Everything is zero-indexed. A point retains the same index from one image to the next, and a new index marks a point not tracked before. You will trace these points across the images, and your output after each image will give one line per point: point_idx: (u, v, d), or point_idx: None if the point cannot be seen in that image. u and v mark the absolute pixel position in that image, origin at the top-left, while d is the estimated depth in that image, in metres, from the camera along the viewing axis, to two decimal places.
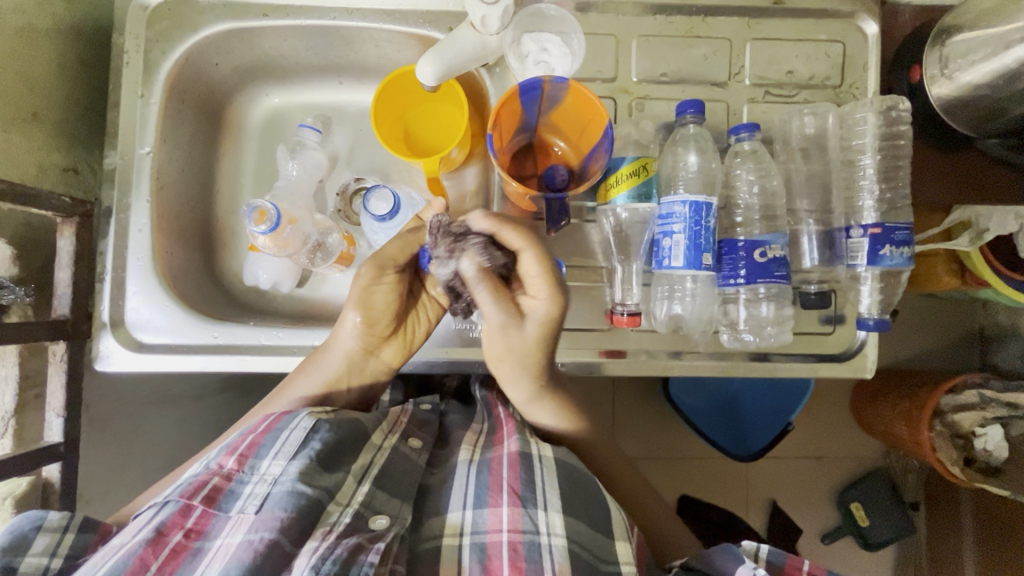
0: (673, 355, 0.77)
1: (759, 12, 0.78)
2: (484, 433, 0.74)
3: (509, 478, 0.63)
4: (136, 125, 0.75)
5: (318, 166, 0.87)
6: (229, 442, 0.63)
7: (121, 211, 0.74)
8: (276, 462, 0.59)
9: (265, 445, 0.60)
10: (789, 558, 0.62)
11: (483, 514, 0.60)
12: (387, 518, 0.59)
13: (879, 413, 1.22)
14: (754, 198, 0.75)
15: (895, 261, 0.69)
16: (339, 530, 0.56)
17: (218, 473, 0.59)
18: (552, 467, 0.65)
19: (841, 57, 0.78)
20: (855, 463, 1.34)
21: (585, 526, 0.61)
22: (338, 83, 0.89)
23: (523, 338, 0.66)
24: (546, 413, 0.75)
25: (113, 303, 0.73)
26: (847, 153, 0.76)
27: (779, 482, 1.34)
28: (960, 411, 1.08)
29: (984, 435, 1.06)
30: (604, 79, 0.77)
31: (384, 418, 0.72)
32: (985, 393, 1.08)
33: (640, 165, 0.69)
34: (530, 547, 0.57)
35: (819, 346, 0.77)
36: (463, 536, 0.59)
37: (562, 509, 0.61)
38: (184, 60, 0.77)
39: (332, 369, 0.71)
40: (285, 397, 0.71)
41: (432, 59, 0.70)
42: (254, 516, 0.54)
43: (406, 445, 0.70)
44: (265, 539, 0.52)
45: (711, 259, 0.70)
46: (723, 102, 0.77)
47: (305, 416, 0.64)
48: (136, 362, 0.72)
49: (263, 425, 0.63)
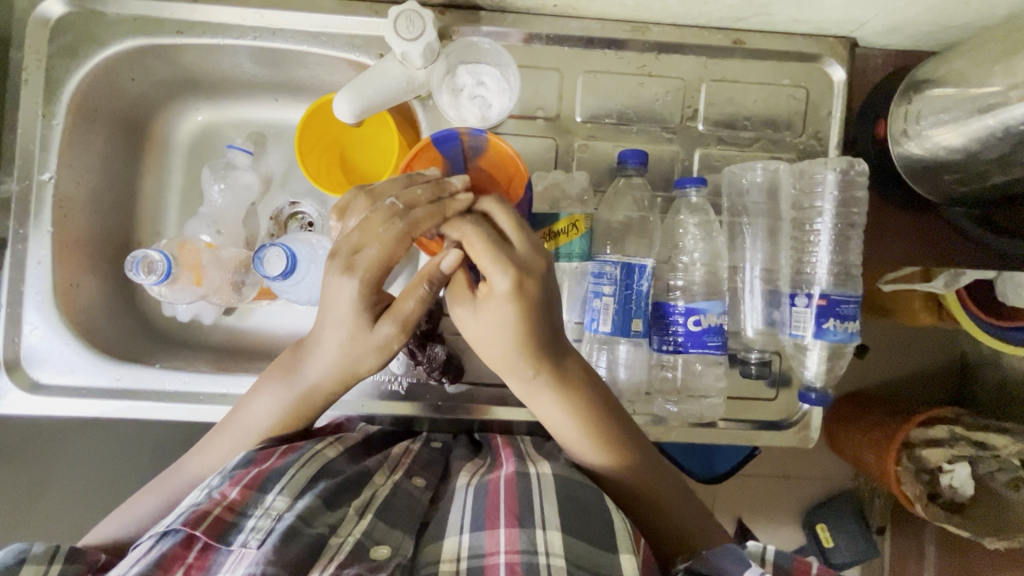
0: None
1: (718, 51, 0.71)
2: (485, 462, 0.68)
3: (507, 500, 0.57)
4: (36, 149, 0.70)
5: (248, 188, 0.83)
6: (231, 470, 0.58)
7: (19, 242, 0.69)
8: (281, 499, 0.54)
9: (271, 478, 0.56)
10: (797, 560, 0.57)
11: (480, 535, 0.54)
12: (388, 549, 0.53)
13: (850, 437, 1.13)
14: (698, 255, 0.69)
15: (839, 335, 0.65)
16: (339, 561, 0.51)
17: (219, 504, 0.53)
18: (552, 486, 0.58)
19: (802, 105, 0.72)
20: (822, 483, 1.29)
21: (585, 546, 0.53)
22: (273, 101, 0.84)
23: (506, 326, 0.56)
24: (546, 409, 0.61)
25: (9, 342, 0.68)
26: (804, 210, 0.70)
27: (742, 500, 1.29)
28: (929, 446, 1.02)
29: (950, 471, 1.00)
30: (545, 117, 0.72)
31: (384, 462, 0.65)
32: (956, 431, 1.02)
33: (568, 223, 0.64)
34: (528, 569, 0.50)
35: (762, 412, 0.73)
36: (460, 561, 0.53)
37: (561, 527, 0.53)
38: (93, 77, 0.72)
39: (293, 398, 0.62)
40: (249, 413, 0.63)
41: (350, 95, 0.64)
42: (256, 550, 0.50)
43: (408, 483, 0.62)
44: (267, 572, 0.47)
45: (641, 325, 0.65)
46: (673, 147, 0.72)
47: (309, 453, 0.60)
48: (31, 404, 0.68)
49: (268, 458, 0.59)
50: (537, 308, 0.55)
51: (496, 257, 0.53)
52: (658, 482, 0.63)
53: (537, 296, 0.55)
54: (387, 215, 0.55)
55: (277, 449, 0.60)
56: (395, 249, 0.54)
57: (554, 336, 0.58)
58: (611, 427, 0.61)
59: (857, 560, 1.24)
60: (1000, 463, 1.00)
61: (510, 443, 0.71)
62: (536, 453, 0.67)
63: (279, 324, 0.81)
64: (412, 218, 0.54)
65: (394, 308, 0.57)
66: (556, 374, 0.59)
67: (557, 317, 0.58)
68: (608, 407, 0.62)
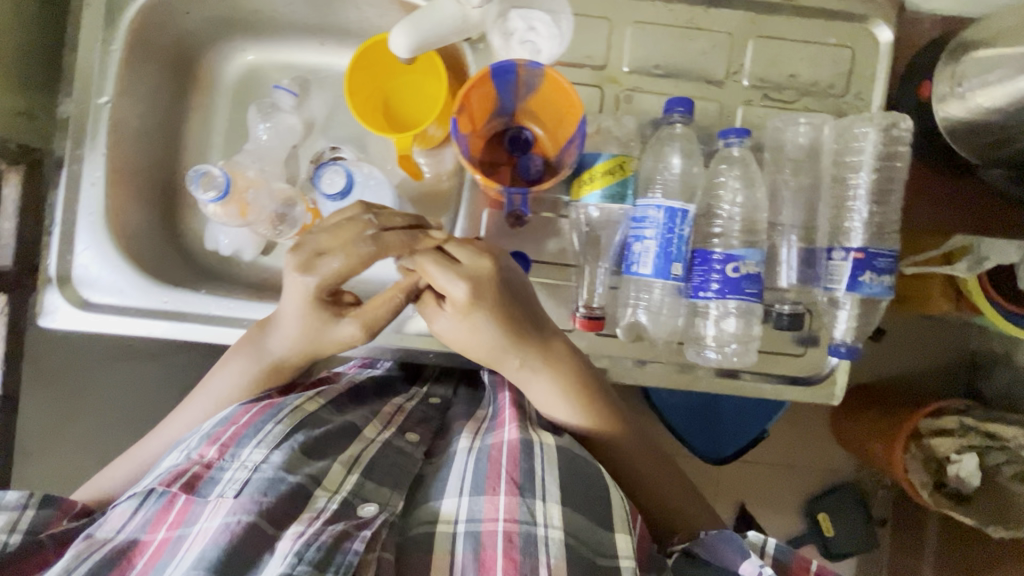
0: (635, 363, 0.73)
1: (766, 8, 0.72)
2: (488, 416, 0.68)
3: (508, 467, 0.58)
4: (94, 72, 0.71)
5: (291, 131, 0.84)
6: (209, 431, 0.62)
7: (74, 162, 0.71)
8: (257, 451, 0.58)
9: (247, 434, 0.60)
10: (797, 557, 0.61)
11: (479, 501, 0.57)
12: (376, 505, 0.57)
13: (857, 429, 1.17)
14: (737, 208, 0.70)
15: (874, 289, 0.66)
16: (325, 517, 0.55)
17: (197, 462, 0.59)
18: (552, 457, 0.60)
19: (848, 65, 0.73)
20: (824, 474, 1.29)
21: (584, 520, 0.57)
22: (319, 45, 0.85)
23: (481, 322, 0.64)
24: (536, 385, 0.67)
25: (61, 259, 0.70)
26: (843, 168, 0.71)
27: (749, 485, 1.30)
28: (937, 436, 1.02)
29: (958, 463, 1.00)
30: (593, 65, 0.73)
31: (375, 416, 0.69)
32: (965, 421, 1.02)
33: (616, 164, 0.65)
34: (526, 538, 0.54)
35: (790, 367, 0.75)
36: (456, 523, 0.56)
37: (560, 500, 0.56)
38: (151, 7, 0.73)
39: (253, 369, 0.68)
40: (212, 382, 0.70)
41: (407, 29, 0.65)
42: (232, 501, 0.55)
43: (400, 439, 0.66)
44: (244, 522, 0.52)
45: (681, 269, 0.66)
46: (716, 102, 0.73)
47: (289, 412, 0.63)
48: (81, 321, 0.70)
49: (245, 418, 0.63)
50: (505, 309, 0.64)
51: (450, 271, 0.62)
52: (641, 442, 0.70)
53: (493, 295, 0.63)
54: (361, 225, 0.62)
55: (256, 406, 0.64)
56: (358, 264, 0.61)
57: (527, 328, 0.66)
58: (596, 397, 0.68)
59: (855, 550, 1.26)
60: (1009, 455, 0.99)
61: (518, 402, 0.67)
62: (536, 421, 0.66)
63: None
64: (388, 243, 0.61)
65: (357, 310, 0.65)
66: (542, 352, 0.66)
67: (526, 311, 0.65)
68: (591, 380, 0.68)
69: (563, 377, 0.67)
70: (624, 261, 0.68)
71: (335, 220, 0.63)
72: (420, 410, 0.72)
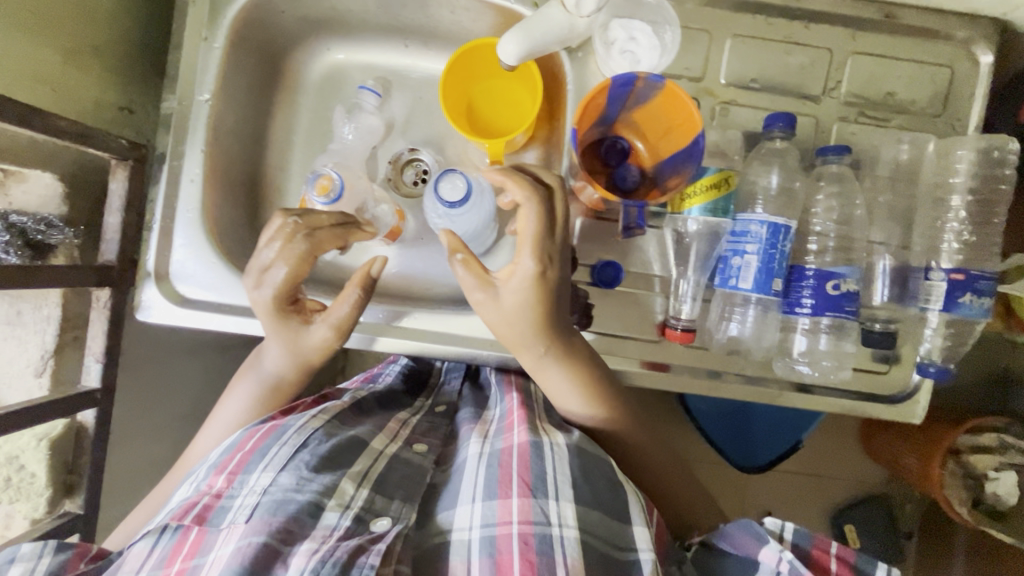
0: (712, 374, 0.72)
1: (866, 24, 0.72)
2: (495, 420, 0.66)
3: (519, 469, 0.56)
4: (196, 69, 0.72)
5: (372, 131, 0.84)
6: (218, 457, 0.60)
7: (174, 158, 0.71)
8: (265, 474, 0.56)
9: (254, 459, 0.58)
10: (817, 540, 0.56)
11: (493, 505, 0.55)
12: (389, 518, 0.55)
13: (887, 441, 1.11)
14: (832, 224, 0.70)
15: (974, 310, 0.66)
16: (339, 534, 0.52)
17: (207, 493, 0.56)
18: (563, 455, 0.58)
19: (946, 84, 0.72)
20: (853, 487, 1.24)
21: (599, 514, 0.55)
22: (403, 47, 0.85)
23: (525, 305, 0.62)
24: (557, 379, 0.66)
25: (159, 255, 0.70)
26: (939, 188, 0.71)
27: (780, 495, 1.24)
28: (976, 452, 0.98)
29: (995, 480, 0.97)
30: (690, 77, 0.72)
31: (380, 430, 0.65)
32: (1005, 438, 0.98)
33: (721, 179, 0.65)
34: (542, 540, 0.52)
35: (876, 386, 0.74)
36: (472, 530, 0.54)
37: (574, 499, 0.55)
38: (250, 6, 0.73)
39: (257, 391, 0.70)
40: (228, 407, 0.71)
41: (517, 36, 0.65)
42: (244, 524, 0.52)
43: (408, 451, 0.64)
44: (256, 543, 0.50)
45: (781, 284, 0.66)
46: (813, 117, 0.72)
47: (295, 428, 0.61)
48: (177, 317, 0.70)
49: (252, 441, 0.61)
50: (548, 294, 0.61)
51: (535, 243, 0.59)
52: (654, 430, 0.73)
53: (552, 288, 0.61)
54: (291, 229, 0.62)
55: (262, 428, 0.62)
56: (298, 265, 0.62)
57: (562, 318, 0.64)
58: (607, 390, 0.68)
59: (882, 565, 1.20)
60: None
61: (526, 404, 0.67)
62: (546, 420, 0.65)
63: (397, 266, 0.83)
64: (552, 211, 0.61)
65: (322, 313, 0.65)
66: (566, 345, 0.65)
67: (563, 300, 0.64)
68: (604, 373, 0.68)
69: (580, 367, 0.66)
70: (722, 275, 0.68)
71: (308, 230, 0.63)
72: (426, 422, 0.71)
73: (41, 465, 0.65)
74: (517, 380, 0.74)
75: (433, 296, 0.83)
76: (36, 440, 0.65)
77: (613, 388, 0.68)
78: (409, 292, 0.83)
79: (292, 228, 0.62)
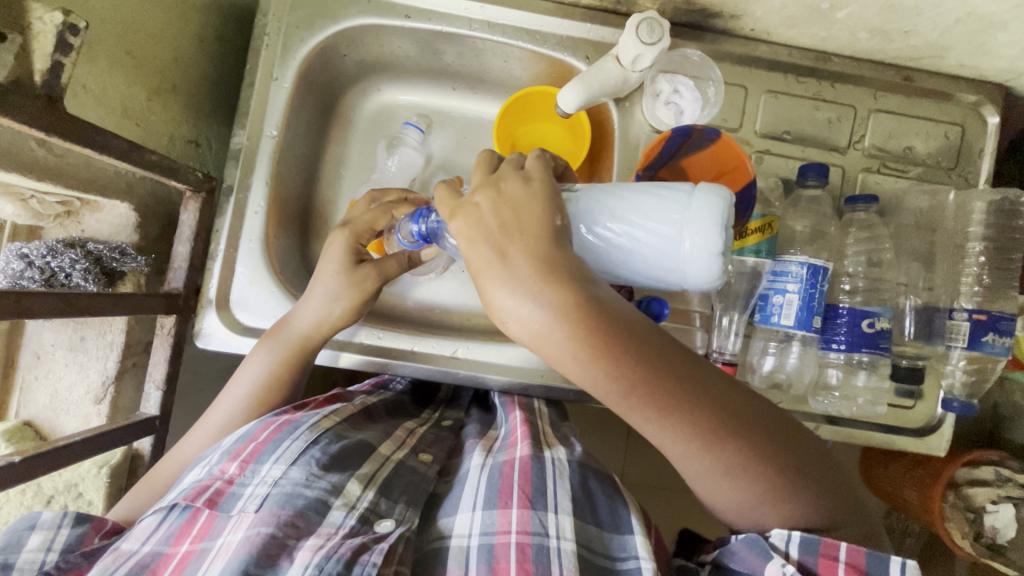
0: None
1: (887, 86, 0.79)
2: (501, 436, 0.64)
3: (520, 481, 0.53)
4: (266, 107, 0.75)
5: (414, 165, 0.86)
6: (231, 445, 0.57)
7: (241, 191, 0.73)
8: (276, 467, 0.53)
9: (266, 450, 0.55)
10: (824, 546, 0.46)
11: (492, 514, 0.51)
12: (393, 520, 0.52)
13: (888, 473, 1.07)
14: (862, 267, 0.76)
15: (996, 349, 0.69)
16: (343, 533, 0.49)
17: (219, 478, 0.53)
18: (565, 470, 0.55)
19: (958, 141, 0.79)
20: None
21: (595, 529, 0.52)
22: (450, 89, 0.89)
23: (528, 302, 0.49)
24: (545, 340, 0.49)
25: (222, 283, 0.72)
26: (956, 234, 0.77)
27: None
28: (973, 485, 0.93)
29: (995, 512, 0.91)
30: (728, 129, 0.78)
31: (388, 436, 0.63)
32: (1002, 471, 0.92)
33: (765, 223, 0.71)
34: (538, 549, 0.48)
35: (904, 418, 0.78)
36: (472, 536, 0.51)
37: (572, 511, 0.51)
38: (318, 50, 0.77)
39: (280, 336, 0.67)
40: (245, 369, 0.67)
41: (578, 87, 0.71)
42: (253, 515, 0.49)
43: (414, 459, 0.61)
44: (263, 533, 0.47)
45: (819, 321, 0.70)
46: (840, 166, 0.78)
47: (308, 427, 0.57)
48: (237, 344, 0.71)
49: (265, 433, 0.57)
50: (547, 274, 0.49)
51: (444, 205, 0.56)
52: (766, 431, 0.49)
53: (491, 236, 0.51)
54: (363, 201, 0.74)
55: (275, 422, 0.58)
56: (374, 214, 0.72)
57: (579, 307, 0.48)
58: (663, 389, 0.48)
59: None
60: None
61: (530, 422, 0.65)
62: (550, 436, 0.62)
63: (438, 297, 0.87)
64: (511, 192, 0.53)
65: (377, 261, 0.70)
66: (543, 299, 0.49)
67: (573, 280, 0.49)
68: (595, 325, 0.48)
69: (622, 379, 0.48)
70: (763, 312, 0.72)
71: (369, 214, 0.72)
72: (432, 434, 0.68)
73: (99, 492, 0.72)
74: (520, 398, 0.73)
75: (472, 326, 0.85)
76: (97, 467, 0.72)
77: (626, 360, 0.48)
78: (449, 322, 0.86)
79: (396, 196, 0.75)
